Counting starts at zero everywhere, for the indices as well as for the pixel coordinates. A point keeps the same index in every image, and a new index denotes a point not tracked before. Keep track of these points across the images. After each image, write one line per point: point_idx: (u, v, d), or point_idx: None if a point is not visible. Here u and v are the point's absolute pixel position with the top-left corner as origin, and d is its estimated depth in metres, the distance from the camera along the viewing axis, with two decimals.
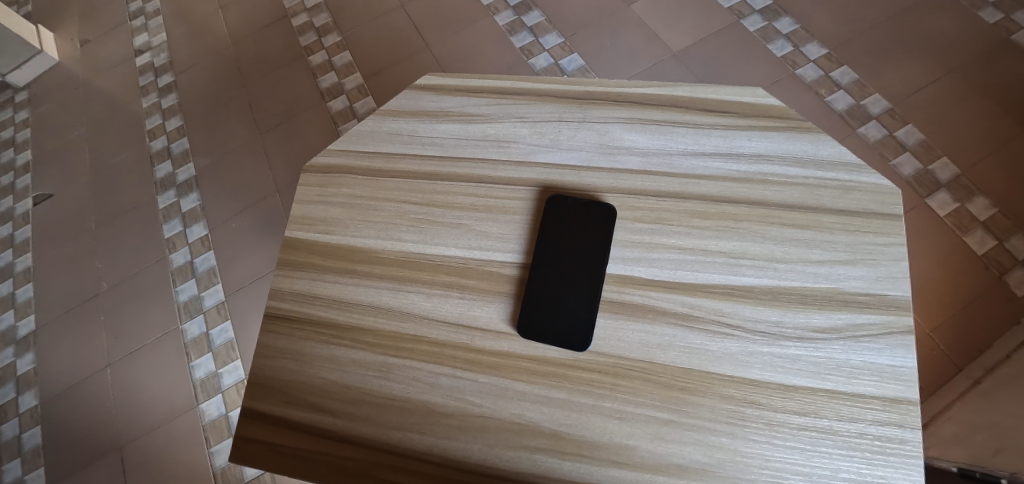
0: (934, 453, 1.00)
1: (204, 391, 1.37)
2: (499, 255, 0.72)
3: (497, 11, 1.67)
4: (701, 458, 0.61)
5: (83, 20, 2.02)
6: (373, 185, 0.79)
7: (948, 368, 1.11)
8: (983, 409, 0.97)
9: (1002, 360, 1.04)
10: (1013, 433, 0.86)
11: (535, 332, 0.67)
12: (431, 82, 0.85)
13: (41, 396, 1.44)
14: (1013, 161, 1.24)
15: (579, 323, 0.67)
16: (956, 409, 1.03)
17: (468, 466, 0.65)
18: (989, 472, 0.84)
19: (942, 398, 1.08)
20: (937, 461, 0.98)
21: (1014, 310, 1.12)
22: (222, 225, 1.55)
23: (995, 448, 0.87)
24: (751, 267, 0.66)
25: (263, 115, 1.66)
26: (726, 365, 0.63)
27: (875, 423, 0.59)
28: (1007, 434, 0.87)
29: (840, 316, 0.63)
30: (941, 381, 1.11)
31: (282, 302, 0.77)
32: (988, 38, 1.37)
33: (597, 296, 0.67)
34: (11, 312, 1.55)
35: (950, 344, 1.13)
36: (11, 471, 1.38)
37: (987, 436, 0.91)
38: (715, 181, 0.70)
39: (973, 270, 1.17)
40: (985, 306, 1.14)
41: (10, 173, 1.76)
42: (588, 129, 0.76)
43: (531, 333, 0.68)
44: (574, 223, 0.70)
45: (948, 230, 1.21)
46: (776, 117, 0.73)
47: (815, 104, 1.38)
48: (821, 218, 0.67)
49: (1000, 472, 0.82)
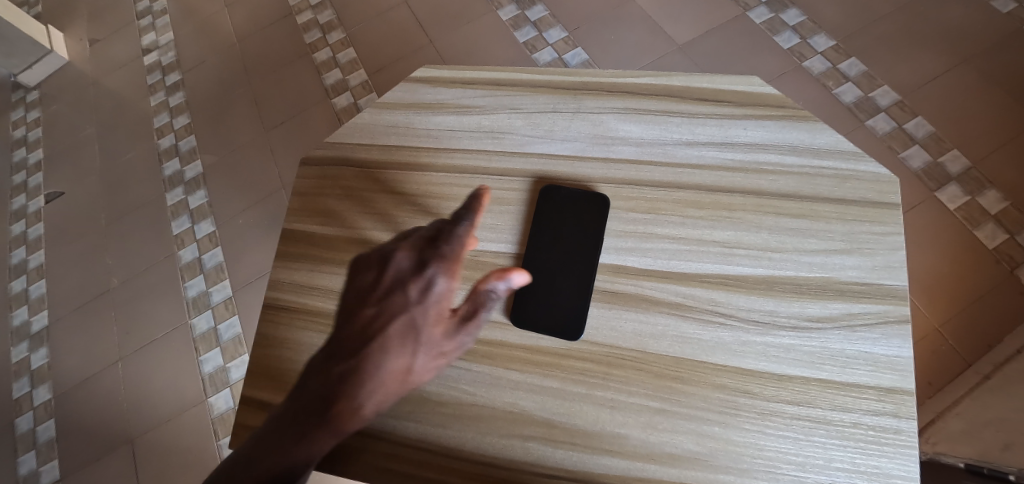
0: (940, 448, 0.98)
1: (212, 385, 1.39)
2: (492, 246, 0.72)
3: (500, 5, 1.66)
4: (694, 447, 0.61)
5: (92, 19, 2.04)
6: (370, 178, 0.79)
7: (956, 363, 1.11)
8: (991, 404, 0.96)
9: (1011, 354, 1.03)
10: None
11: (527, 323, 0.68)
12: (425, 74, 0.85)
13: (55, 389, 1.46)
14: None
15: (569, 314, 0.67)
16: (964, 404, 1.02)
17: (461, 455, 0.65)
18: (996, 468, 0.83)
19: (951, 393, 1.07)
20: (944, 456, 0.96)
21: None
22: (230, 221, 1.56)
23: (1004, 444, 0.86)
24: (745, 257, 0.66)
25: (269, 111, 1.67)
26: (719, 354, 0.63)
27: (870, 413, 0.59)
28: (1016, 429, 0.86)
29: (835, 306, 0.63)
30: (950, 376, 1.10)
31: (280, 293, 0.77)
32: (998, 28, 1.35)
33: (587, 287, 0.67)
34: (25, 309, 1.58)
35: (960, 339, 1.12)
36: (26, 463, 1.40)
37: (995, 431, 0.90)
38: (708, 170, 0.70)
39: (982, 264, 1.15)
40: (995, 301, 1.13)
41: (23, 171, 1.79)
42: (582, 119, 0.76)
43: (523, 324, 0.68)
44: (559, 207, 0.71)
45: (957, 223, 1.19)
46: (772, 106, 0.72)
47: (823, 96, 1.37)
48: (817, 207, 0.67)
49: (1009, 468, 0.81)
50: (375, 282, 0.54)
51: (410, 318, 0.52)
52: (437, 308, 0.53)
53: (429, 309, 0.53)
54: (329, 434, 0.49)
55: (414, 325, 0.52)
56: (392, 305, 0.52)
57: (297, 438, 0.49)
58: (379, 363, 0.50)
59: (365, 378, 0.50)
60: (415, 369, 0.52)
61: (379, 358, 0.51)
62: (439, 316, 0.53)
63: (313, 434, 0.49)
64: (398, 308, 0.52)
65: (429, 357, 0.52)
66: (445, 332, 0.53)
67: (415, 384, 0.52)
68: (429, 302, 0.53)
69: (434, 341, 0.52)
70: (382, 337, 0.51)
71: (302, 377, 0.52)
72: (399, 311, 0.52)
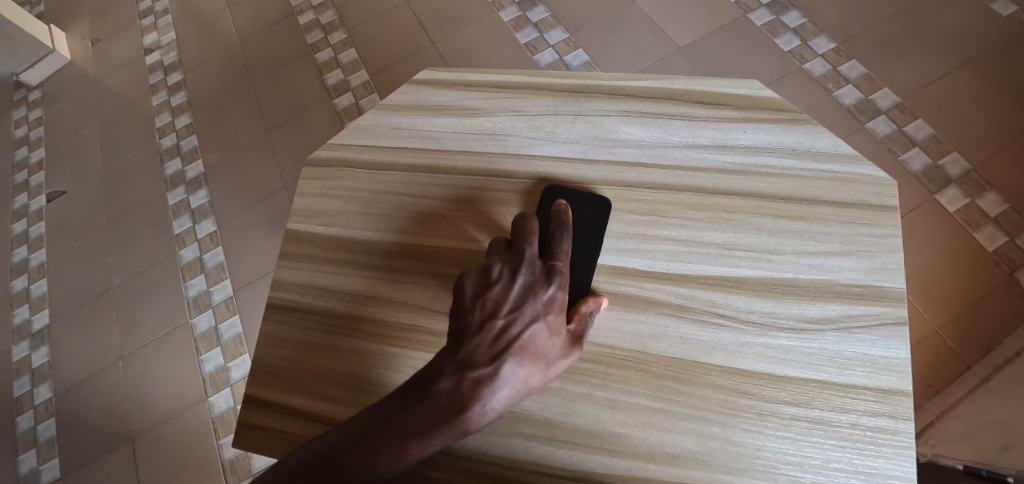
0: (939, 451, 0.97)
1: (213, 385, 1.39)
2: None
3: (502, 7, 1.67)
4: (693, 446, 0.61)
5: (95, 19, 2.05)
6: (373, 179, 0.80)
7: (956, 366, 1.11)
8: (990, 407, 0.96)
9: (1011, 357, 1.04)
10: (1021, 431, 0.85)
11: None
12: (428, 76, 0.86)
13: (56, 388, 1.47)
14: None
15: None
16: (963, 407, 1.02)
17: (461, 453, 0.65)
18: (996, 470, 0.83)
19: (950, 395, 1.07)
20: (942, 458, 0.95)
21: None
22: (232, 221, 1.57)
23: (1002, 446, 0.86)
24: (744, 259, 0.67)
25: (271, 111, 1.68)
26: (718, 355, 0.63)
27: (867, 414, 0.59)
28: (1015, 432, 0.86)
29: (833, 307, 0.63)
30: (949, 378, 1.11)
31: (284, 293, 0.78)
32: (998, 32, 1.36)
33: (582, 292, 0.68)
34: (26, 307, 1.58)
35: (959, 342, 1.12)
36: (27, 462, 1.40)
37: (994, 434, 0.90)
38: (708, 173, 0.71)
39: (982, 267, 1.16)
40: (994, 304, 1.13)
41: (25, 170, 1.80)
42: (583, 122, 0.76)
43: None
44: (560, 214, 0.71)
45: (957, 226, 1.20)
46: (771, 110, 0.73)
47: (823, 99, 1.38)
48: (815, 209, 0.67)
49: (1008, 470, 0.81)
50: (505, 298, 0.59)
51: (539, 346, 0.59)
52: (555, 341, 0.60)
53: (548, 340, 0.60)
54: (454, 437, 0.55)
55: (534, 351, 0.58)
56: (524, 330, 0.58)
57: (421, 437, 0.54)
58: (512, 383, 0.57)
59: (499, 395, 0.56)
60: (529, 387, 0.58)
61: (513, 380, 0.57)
62: (554, 346, 0.60)
63: (433, 430, 0.54)
64: (529, 324, 0.58)
65: (547, 367, 0.60)
66: (559, 361, 0.61)
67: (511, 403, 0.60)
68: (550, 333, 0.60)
69: (550, 370, 0.60)
70: (515, 358, 0.57)
71: (427, 372, 0.57)
72: (527, 335, 0.58)
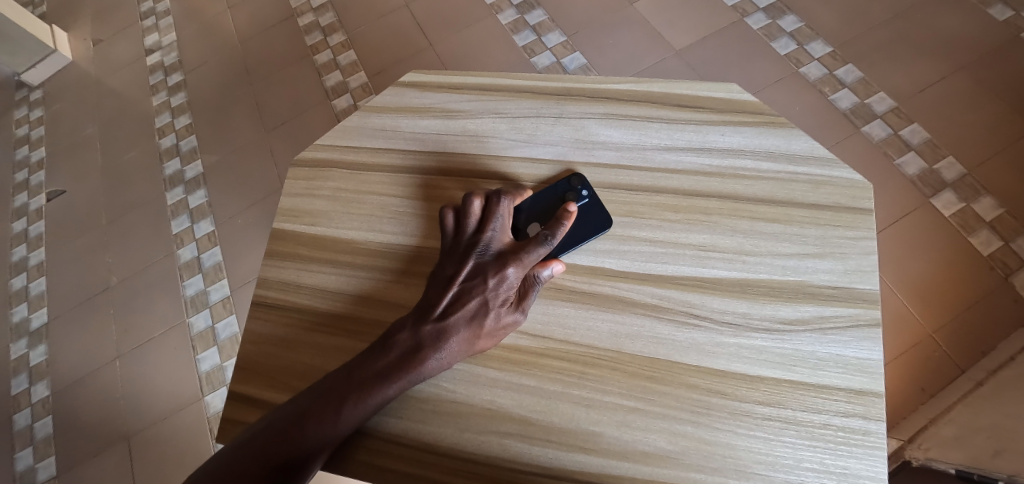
0: (932, 454, 0.96)
1: (208, 384, 1.40)
2: None
3: (500, 10, 1.68)
4: (666, 445, 0.61)
5: (96, 20, 2.06)
6: (357, 179, 0.81)
7: (950, 370, 1.11)
8: (982, 411, 0.97)
9: (1005, 362, 1.04)
10: (1014, 436, 0.85)
11: None
12: (414, 78, 0.87)
13: (53, 386, 1.48)
14: (1020, 160, 1.24)
15: None
16: (957, 411, 1.02)
17: (440, 450, 0.65)
18: (987, 474, 0.83)
19: (943, 400, 1.07)
20: (935, 462, 0.94)
21: (1018, 312, 1.12)
22: (229, 221, 1.58)
23: (994, 450, 0.86)
24: (721, 260, 0.67)
25: (268, 112, 1.69)
26: (693, 355, 0.64)
27: (839, 414, 0.60)
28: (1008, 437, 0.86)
29: (807, 309, 0.64)
30: (943, 383, 1.11)
31: (268, 291, 0.78)
32: (989, 38, 1.37)
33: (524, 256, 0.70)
34: (25, 306, 1.60)
35: (953, 347, 1.13)
36: (23, 459, 1.41)
37: (987, 438, 0.90)
38: (686, 175, 0.72)
39: (976, 271, 1.17)
40: (987, 308, 1.14)
41: (25, 169, 1.81)
42: (563, 124, 0.77)
43: None
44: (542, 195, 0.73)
45: (954, 230, 1.21)
46: (749, 113, 0.74)
47: (820, 104, 1.38)
48: (792, 211, 0.68)
49: (999, 473, 0.81)
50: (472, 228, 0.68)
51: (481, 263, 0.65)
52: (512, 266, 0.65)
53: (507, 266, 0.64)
54: (405, 372, 0.61)
55: (475, 259, 0.65)
56: (468, 247, 0.66)
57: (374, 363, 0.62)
58: (464, 295, 0.63)
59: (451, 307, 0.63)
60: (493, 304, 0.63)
61: (459, 290, 0.63)
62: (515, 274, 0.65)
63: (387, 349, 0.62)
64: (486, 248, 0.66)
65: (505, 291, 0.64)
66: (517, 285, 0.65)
67: (483, 324, 0.63)
68: (496, 245, 0.66)
69: (502, 268, 0.64)
70: (454, 274, 0.64)
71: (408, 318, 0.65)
72: (470, 249, 0.65)
